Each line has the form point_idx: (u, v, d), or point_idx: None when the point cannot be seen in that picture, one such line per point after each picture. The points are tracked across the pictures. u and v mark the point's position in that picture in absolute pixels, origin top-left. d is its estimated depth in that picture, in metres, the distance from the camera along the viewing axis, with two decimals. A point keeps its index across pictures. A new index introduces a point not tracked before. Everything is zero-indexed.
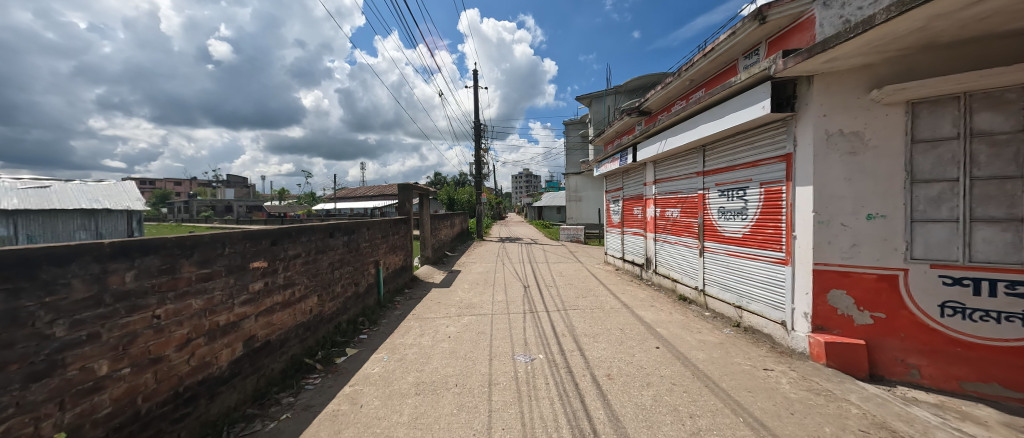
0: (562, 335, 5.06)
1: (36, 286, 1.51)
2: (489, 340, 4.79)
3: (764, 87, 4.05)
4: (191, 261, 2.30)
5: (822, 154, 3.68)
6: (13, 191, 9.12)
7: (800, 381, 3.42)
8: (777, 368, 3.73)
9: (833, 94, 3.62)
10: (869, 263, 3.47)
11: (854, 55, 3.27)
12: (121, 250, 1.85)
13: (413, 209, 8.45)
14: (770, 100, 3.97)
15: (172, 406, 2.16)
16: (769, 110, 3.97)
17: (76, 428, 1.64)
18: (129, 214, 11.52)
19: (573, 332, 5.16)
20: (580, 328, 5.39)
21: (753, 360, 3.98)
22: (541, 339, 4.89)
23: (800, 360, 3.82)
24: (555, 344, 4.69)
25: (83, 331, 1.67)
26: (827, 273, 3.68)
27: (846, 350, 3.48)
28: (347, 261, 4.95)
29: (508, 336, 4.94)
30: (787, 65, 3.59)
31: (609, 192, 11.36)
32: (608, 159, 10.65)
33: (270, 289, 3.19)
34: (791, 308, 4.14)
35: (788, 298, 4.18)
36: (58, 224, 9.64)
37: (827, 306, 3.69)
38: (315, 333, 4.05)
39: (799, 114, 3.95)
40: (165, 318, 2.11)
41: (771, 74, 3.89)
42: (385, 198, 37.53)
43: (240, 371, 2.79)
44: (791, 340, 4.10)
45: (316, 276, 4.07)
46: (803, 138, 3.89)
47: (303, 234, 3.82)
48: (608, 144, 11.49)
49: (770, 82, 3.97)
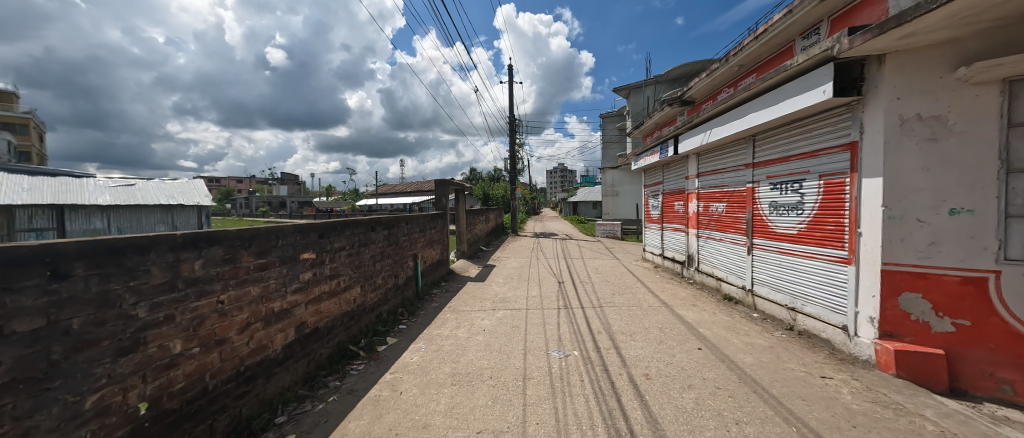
0: (598, 332, 4.94)
1: (123, 272, 1.67)
2: (523, 334, 4.77)
3: (826, 69, 3.63)
4: (250, 252, 2.50)
5: (894, 141, 3.22)
6: (107, 189, 10.79)
7: (863, 391, 3.06)
8: (836, 376, 3.37)
9: (908, 73, 3.17)
10: (951, 264, 3.04)
11: (936, 29, 2.83)
12: (191, 241, 2.03)
13: (449, 204, 8.59)
14: (833, 84, 3.55)
15: (235, 384, 2.36)
16: (831, 94, 3.55)
17: (155, 399, 1.84)
18: (199, 209, 12.83)
19: (610, 330, 5.01)
20: (617, 325, 5.23)
21: (808, 367, 3.62)
22: (576, 336, 4.77)
23: (864, 369, 3.42)
24: (591, 341, 4.59)
25: (159, 313, 1.85)
26: (898, 274, 3.24)
27: (921, 360, 3.05)
28: (388, 254, 5.16)
29: (542, 332, 4.89)
30: (853, 44, 3.18)
31: (647, 186, 10.90)
32: (647, 152, 10.19)
33: (318, 279, 3.40)
34: (853, 311, 3.73)
35: (850, 301, 3.75)
36: (141, 218, 11.01)
37: (898, 310, 3.25)
38: (359, 322, 4.27)
39: (866, 98, 3.49)
40: (228, 303, 2.31)
41: (834, 54, 3.47)
42: (423, 194, 38.85)
43: (293, 354, 3.00)
44: (853, 346, 3.68)
45: (359, 268, 4.29)
46: (870, 125, 3.43)
47: (347, 228, 4.02)
48: (647, 137, 10.98)
49: (832, 64, 3.54)
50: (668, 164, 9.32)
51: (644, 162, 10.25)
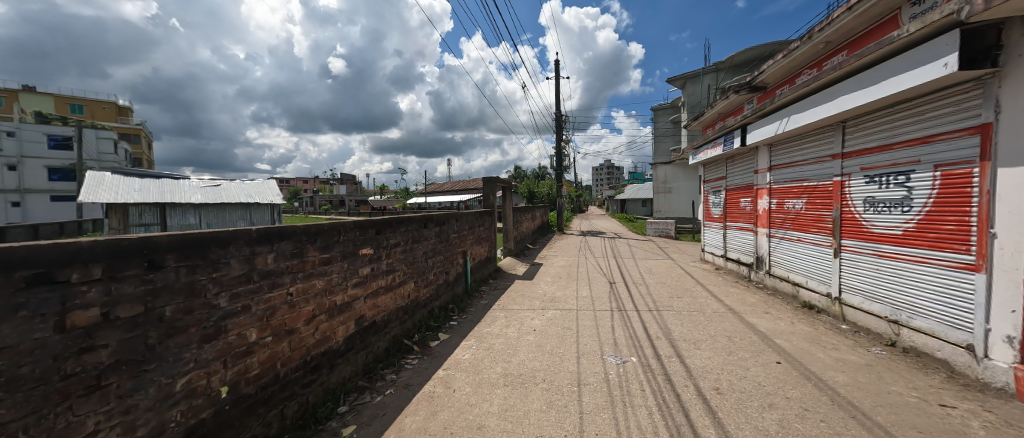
0: (657, 338, 4.57)
1: (207, 264, 1.77)
2: (575, 336, 4.57)
3: (948, 38, 3.06)
4: (315, 247, 2.60)
5: None
6: (200, 190, 12.39)
7: (1000, 427, 2.49)
8: (961, 406, 2.77)
9: None
10: None
11: None
12: (264, 236, 2.13)
13: (497, 202, 8.57)
14: (960, 56, 2.97)
15: (303, 373, 2.48)
16: (956, 68, 2.99)
17: (235, 384, 1.96)
18: (273, 207, 14.25)
19: (670, 336, 4.62)
20: (678, 331, 4.81)
21: (919, 391, 3.03)
22: (633, 341, 4.47)
23: (998, 400, 2.80)
24: (650, 347, 4.25)
25: (237, 303, 1.96)
26: None
27: None
28: (439, 251, 5.24)
29: (595, 335, 4.65)
30: (990, 5, 2.62)
31: (707, 181, 10.03)
32: (708, 144, 9.34)
33: (376, 274, 3.50)
34: (983, 329, 3.12)
35: (979, 316, 3.15)
36: (227, 215, 12.50)
37: None
38: (413, 317, 4.37)
39: (1004, 70, 2.93)
40: (296, 295, 2.42)
41: (959, 20, 2.93)
42: (469, 192, 39.77)
43: (353, 346, 3.11)
44: (980, 370, 3.07)
45: (413, 264, 4.37)
46: (1010, 102, 2.89)
47: (401, 225, 4.11)
48: (706, 129, 10.07)
49: (957, 32, 2.99)
50: (732, 157, 8.48)
51: (705, 155, 9.41)
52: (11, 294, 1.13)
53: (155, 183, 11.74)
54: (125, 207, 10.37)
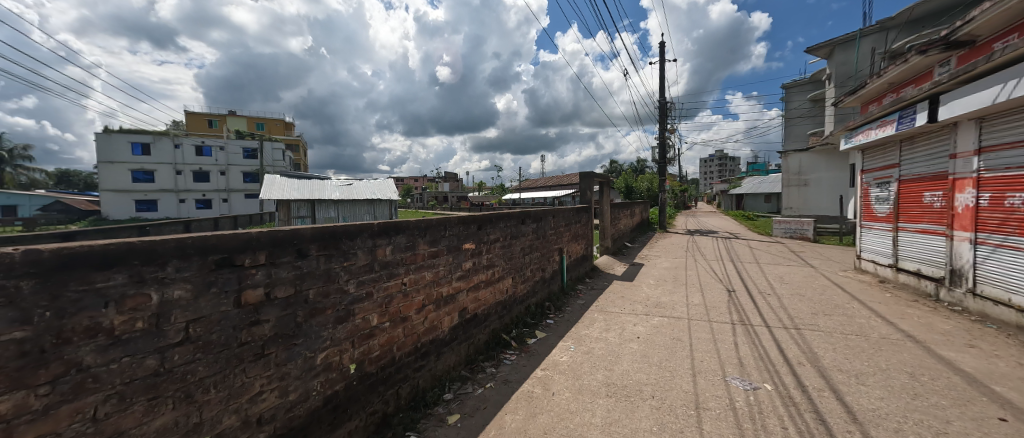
0: (799, 363, 3.63)
1: (340, 254, 1.97)
2: (688, 350, 3.96)
3: None
4: (425, 241, 2.75)
5: None
6: (340, 189, 15.02)
7: None
8: None
9: None
10: None
11: None
12: (384, 230, 2.31)
13: (594, 198, 8.13)
14: None
15: (415, 357, 2.65)
16: None
17: (361, 362, 2.17)
18: (392, 203, 16.32)
19: (817, 362, 3.63)
20: (828, 358, 3.73)
21: None
22: (764, 364, 3.63)
23: None
24: (789, 374, 3.39)
25: (362, 289, 2.15)
26: None
27: None
28: (536, 247, 5.18)
29: (714, 351, 3.94)
30: None
31: (863, 171, 7.77)
32: (866, 126, 7.18)
33: (477, 269, 3.59)
34: None
35: None
36: (357, 210, 14.84)
37: None
38: (511, 312, 4.40)
39: None
40: (409, 285, 2.58)
41: None
42: (561, 188, 39.43)
43: (457, 337, 3.24)
44: None
45: (511, 259, 4.40)
46: None
47: (501, 220, 4.14)
48: (865, 107, 7.78)
49: None
50: (907, 140, 6.34)
51: (861, 140, 7.27)
52: (206, 273, 1.35)
53: (309, 184, 14.63)
54: (289, 203, 13.18)
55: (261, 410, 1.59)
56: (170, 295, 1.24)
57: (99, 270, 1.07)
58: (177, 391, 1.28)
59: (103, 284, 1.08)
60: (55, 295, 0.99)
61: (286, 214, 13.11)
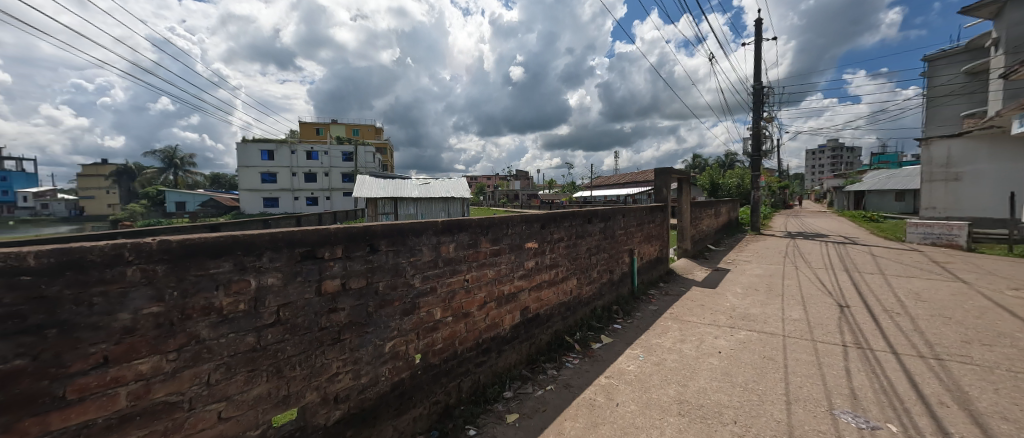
0: (937, 402, 2.80)
1: (407, 249, 2.08)
2: (783, 372, 3.36)
3: None
4: (487, 239, 2.78)
5: None
6: (418, 187, 16.24)
7: None
8: None
9: None
10: None
11: None
12: (448, 227, 2.38)
13: (671, 195, 7.42)
14: None
15: (476, 353, 2.70)
16: None
17: (425, 353, 2.27)
18: (465, 201, 17.08)
19: (965, 403, 2.76)
20: (979, 398, 2.82)
21: None
22: (885, 399, 2.87)
23: None
24: (917, 415, 2.64)
25: (427, 284, 2.25)
26: None
27: None
28: (604, 248, 4.92)
29: (816, 376, 3.27)
30: None
31: None
32: None
33: (540, 268, 3.53)
34: None
35: None
36: (433, 207, 15.89)
37: None
38: (575, 314, 4.25)
39: None
40: (471, 282, 2.63)
41: None
42: (634, 185, 37.18)
43: (518, 335, 3.23)
44: None
45: (576, 260, 4.23)
46: None
47: (566, 219, 4.00)
48: None
49: None
50: None
51: None
52: (294, 263, 1.52)
53: (393, 183, 16.13)
54: (376, 200, 14.69)
55: (338, 390, 1.75)
56: (265, 282, 1.43)
57: (212, 259, 1.26)
58: (270, 366, 1.46)
59: (214, 270, 1.27)
60: (181, 277, 1.19)
61: (373, 210, 14.64)
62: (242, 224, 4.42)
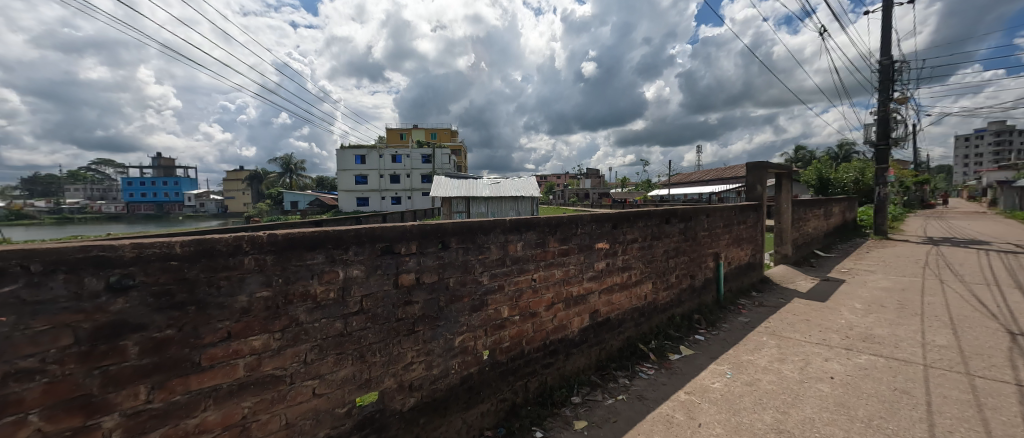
0: None
1: (476, 247, 2.11)
2: (925, 410, 2.64)
3: None
4: (556, 238, 2.70)
5: None
6: (489, 187, 16.78)
7: None
8: None
9: None
10: None
11: None
12: (516, 226, 2.36)
13: (767, 193, 6.42)
14: None
15: (544, 354, 2.65)
16: None
17: (493, 350, 2.29)
18: (533, 200, 17.10)
19: None
20: None
21: None
22: None
23: None
24: None
25: (495, 281, 2.26)
26: None
27: None
28: (684, 251, 4.45)
29: (978, 421, 2.49)
30: None
31: None
32: None
33: (611, 270, 3.32)
34: None
35: None
36: (503, 206, 16.28)
37: None
38: (650, 321, 3.93)
39: None
40: (539, 281, 2.58)
41: None
42: (720, 182, 33.40)
43: (588, 339, 3.08)
44: None
45: (651, 262, 3.90)
46: None
47: (640, 219, 3.71)
48: None
49: None
50: None
51: None
52: (375, 257, 1.64)
53: (465, 183, 16.93)
54: (451, 200, 15.56)
55: (412, 378, 1.84)
56: (351, 273, 1.56)
57: (309, 251, 1.42)
58: (355, 350, 1.60)
59: (310, 261, 1.42)
60: (284, 266, 1.35)
61: (448, 208, 15.51)
62: (338, 221, 5.03)
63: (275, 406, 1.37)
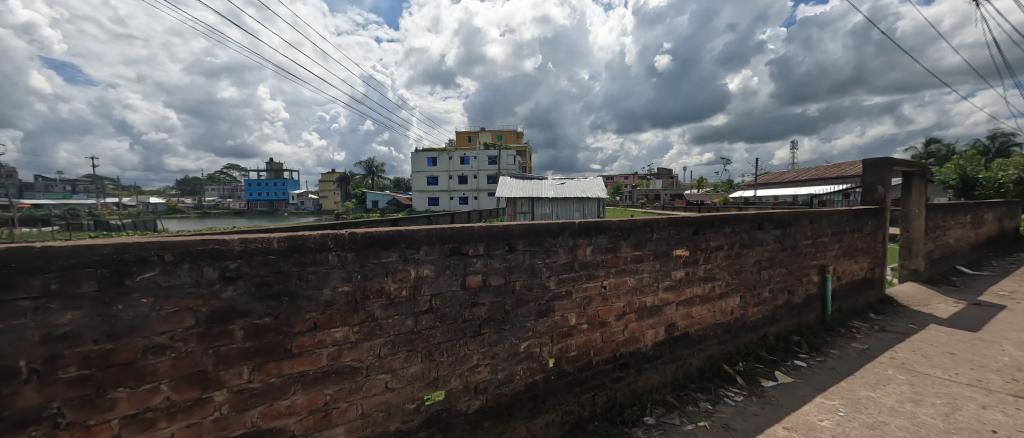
0: None
1: (543, 250, 2.02)
2: None
3: None
4: (629, 243, 2.48)
5: None
6: (554, 188, 16.57)
7: None
8: None
9: None
10: None
11: None
12: (585, 229, 2.21)
13: (893, 193, 5.22)
14: None
15: (613, 367, 2.45)
16: None
17: (559, 359, 2.17)
18: (600, 202, 16.42)
19: None
20: None
21: None
22: None
23: None
24: None
25: (563, 287, 2.14)
26: None
27: None
28: (781, 262, 3.81)
29: None
30: None
31: None
32: None
33: (691, 280, 2.97)
34: None
35: None
36: (569, 207, 15.93)
37: None
38: (737, 339, 3.43)
39: None
40: (609, 289, 2.39)
41: None
42: (824, 181, 28.54)
43: (663, 355, 2.79)
44: None
45: (740, 274, 3.41)
46: None
47: (727, 224, 3.25)
48: None
49: None
50: None
51: None
52: (444, 258, 1.65)
53: (530, 184, 16.95)
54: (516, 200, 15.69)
55: (477, 380, 1.82)
56: (421, 272, 1.59)
57: (384, 250, 1.46)
58: (424, 348, 1.62)
59: (385, 260, 1.47)
60: (362, 264, 1.42)
61: (513, 209, 15.65)
62: (412, 219, 5.35)
63: (352, 396, 1.44)
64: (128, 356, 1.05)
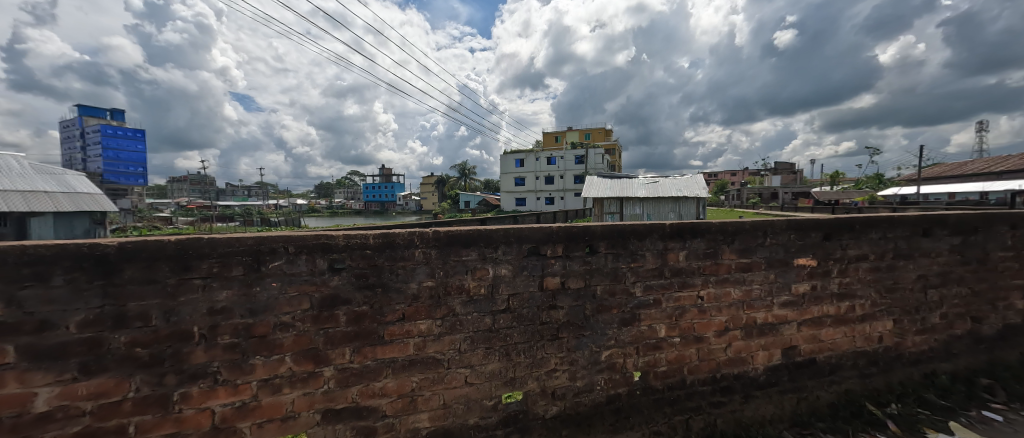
0: None
1: (627, 254, 1.86)
2: None
3: None
4: (733, 249, 2.12)
5: None
6: (645, 187, 15.41)
7: None
8: None
9: None
10: None
11: None
12: (677, 232, 1.96)
13: None
14: None
15: (711, 389, 2.13)
16: None
17: (645, 373, 1.97)
18: (699, 202, 14.67)
19: None
20: None
21: None
22: None
23: None
24: None
25: (650, 295, 1.94)
26: None
27: None
28: (964, 279, 2.85)
29: None
30: None
31: None
32: None
33: (820, 297, 2.41)
34: None
35: None
36: (661, 208, 14.63)
37: None
38: (888, 374, 2.68)
39: None
40: (707, 300, 2.08)
41: None
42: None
43: (778, 382, 2.33)
44: None
45: (894, 291, 2.65)
46: None
47: (877, 228, 2.55)
48: None
49: None
50: None
51: None
52: (521, 258, 1.63)
53: (617, 183, 16.09)
54: (602, 201, 15.05)
55: (555, 385, 1.76)
56: (499, 271, 1.60)
57: (464, 247, 1.51)
58: (501, 347, 1.63)
59: (464, 258, 1.52)
60: (445, 260, 1.49)
61: (600, 210, 15.05)
62: (500, 220, 5.52)
63: (434, 386, 1.53)
64: (263, 330, 1.28)
